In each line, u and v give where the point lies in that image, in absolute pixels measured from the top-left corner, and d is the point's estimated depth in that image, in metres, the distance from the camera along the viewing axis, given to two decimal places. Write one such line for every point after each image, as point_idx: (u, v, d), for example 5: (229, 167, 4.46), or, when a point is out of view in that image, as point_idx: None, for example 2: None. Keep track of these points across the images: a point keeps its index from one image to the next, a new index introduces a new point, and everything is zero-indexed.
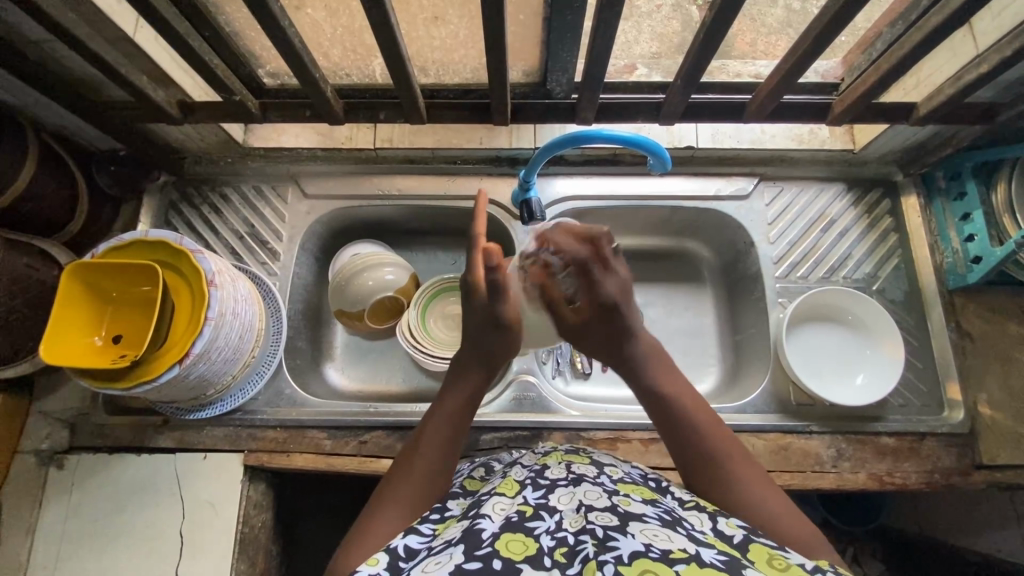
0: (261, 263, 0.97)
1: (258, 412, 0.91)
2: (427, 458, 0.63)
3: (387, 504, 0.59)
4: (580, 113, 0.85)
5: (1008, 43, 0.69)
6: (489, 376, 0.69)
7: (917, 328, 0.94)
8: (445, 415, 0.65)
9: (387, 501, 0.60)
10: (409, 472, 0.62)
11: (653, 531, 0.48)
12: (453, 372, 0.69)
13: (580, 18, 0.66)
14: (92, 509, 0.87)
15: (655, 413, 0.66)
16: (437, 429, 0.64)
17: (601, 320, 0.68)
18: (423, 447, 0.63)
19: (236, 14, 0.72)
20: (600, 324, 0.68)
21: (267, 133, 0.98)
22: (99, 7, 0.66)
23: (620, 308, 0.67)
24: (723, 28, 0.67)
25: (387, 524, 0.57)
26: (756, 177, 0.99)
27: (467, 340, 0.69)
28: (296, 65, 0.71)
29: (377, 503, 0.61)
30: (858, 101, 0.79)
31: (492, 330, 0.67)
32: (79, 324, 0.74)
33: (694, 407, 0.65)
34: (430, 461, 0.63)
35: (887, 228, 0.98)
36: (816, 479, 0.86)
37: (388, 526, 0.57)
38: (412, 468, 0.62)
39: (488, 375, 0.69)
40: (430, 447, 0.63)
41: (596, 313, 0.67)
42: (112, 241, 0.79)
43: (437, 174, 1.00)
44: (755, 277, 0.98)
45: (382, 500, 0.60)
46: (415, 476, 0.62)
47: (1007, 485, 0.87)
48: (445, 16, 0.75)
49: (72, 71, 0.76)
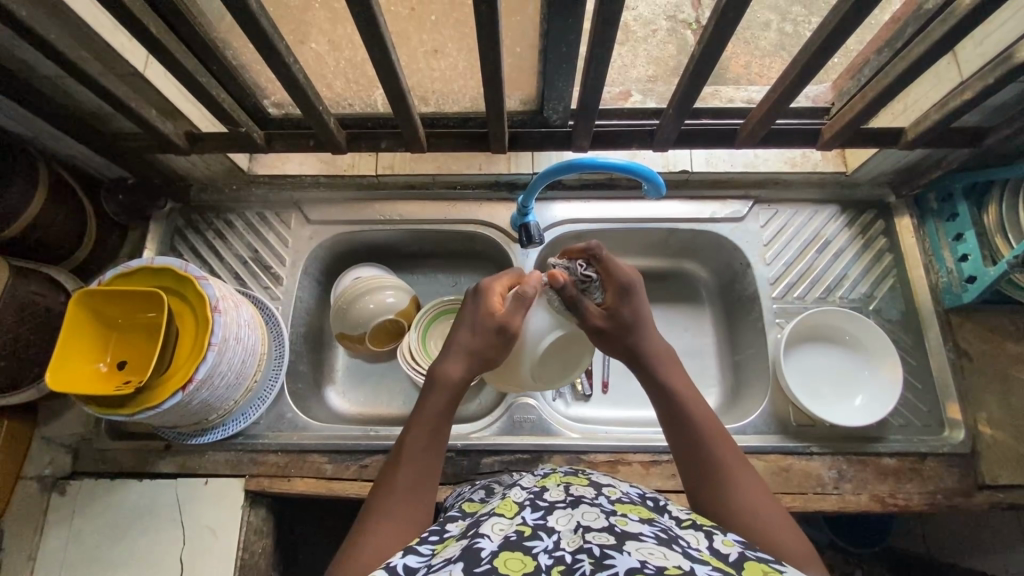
0: (264, 287, 0.99)
1: (259, 436, 0.91)
2: (413, 471, 0.61)
3: (377, 522, 0.58)
4: (577, 140, 0.87)
5: (989, 71, 0.71)
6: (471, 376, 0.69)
7: (915, 348, 0.94)
8: (426, 425, 0.64)
9: (375, 516, 0.59)
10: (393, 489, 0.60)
11: (649, 549, 0.48)
12: (432, 374, 0.68)
13: (574, 50, 0.68)
14: (93, 536, 0.87)
15: (670, 430, 0.65)
16: (420, 439, 0.63)
17: (624, 304, 0.72)
18: (406, 463, 0.62)
19: (242, 49, 0.75)
20: (624, 308, 0.72)
21: (271, 160, 1.01)
22: (112, 46, 0.69)
23: (636, 288, 0.73)
24: (712, 60, 0.70)
25: (382, 540, 0.56)
26: (751, 200, 1.01)
27: (457, 345, 0.69)
28: (300, 97, 0.74)
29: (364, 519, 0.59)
30: (848, 127, 0.81)
31: (495, 335, 0.69)
32: (86, 351, 0.75)
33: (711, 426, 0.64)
34: (415, 475, 0.61)
35: (882, 249, 0.99)
36: (818, 501, 0.86)
37: (384, 541, 0.56)
38: (398, 483, 0.61)
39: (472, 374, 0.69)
40: (413, 463, 0.62)
41: (619, 296, 0.72)
42: (119, 267, 0.80)
43: (438, 200, 1.02)
44: (752, 298, 0.99)
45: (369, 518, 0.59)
46: (402, 493, 0.60)
47: (1010, 505, 0.87)
48: (444, 49, 0.78)
49: (83, 104, 0.79)
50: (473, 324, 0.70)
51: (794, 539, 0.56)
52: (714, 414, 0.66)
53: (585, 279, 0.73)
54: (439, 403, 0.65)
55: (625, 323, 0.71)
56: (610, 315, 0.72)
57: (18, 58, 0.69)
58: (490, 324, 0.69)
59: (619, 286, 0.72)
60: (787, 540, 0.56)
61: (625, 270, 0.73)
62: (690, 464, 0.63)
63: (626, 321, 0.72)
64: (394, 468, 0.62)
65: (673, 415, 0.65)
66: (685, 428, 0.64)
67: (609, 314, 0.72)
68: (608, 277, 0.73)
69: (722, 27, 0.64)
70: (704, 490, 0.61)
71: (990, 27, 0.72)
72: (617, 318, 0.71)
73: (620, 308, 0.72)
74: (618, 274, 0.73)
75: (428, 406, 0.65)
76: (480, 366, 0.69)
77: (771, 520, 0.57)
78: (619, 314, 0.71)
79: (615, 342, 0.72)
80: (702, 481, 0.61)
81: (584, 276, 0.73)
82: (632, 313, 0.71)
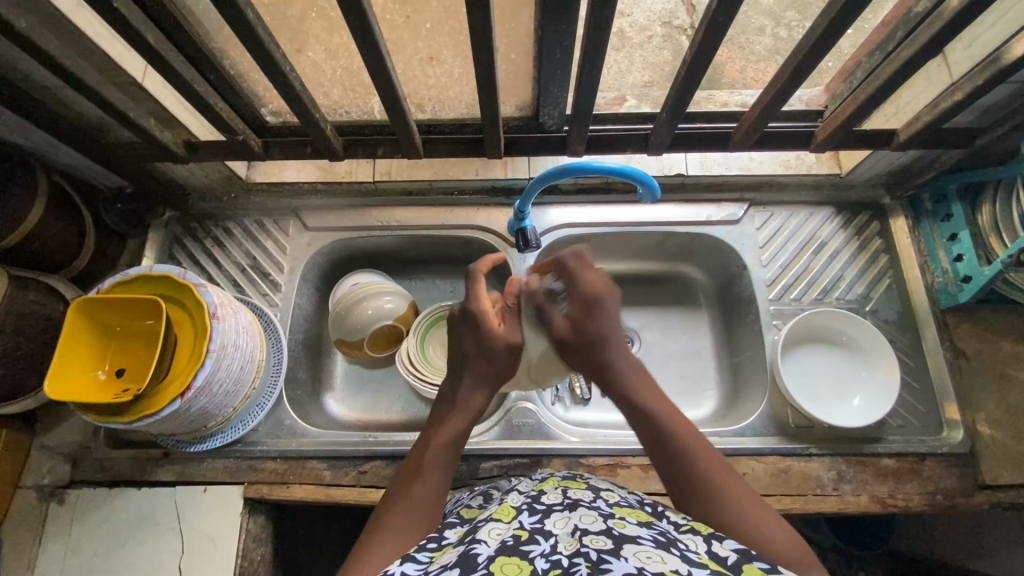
0: (262, 294, 0.99)
1: (258, 442, 0.91)
2: (427, 485, 0.63)
3: (391, 527, 0.59)
4: (571, 145, 0.88)
5: (980, 72, 0.72)
6: (490, 397, 0.72)
7: (913, 348, 0.94)
8: (446, 443, 0.67)
9: (386, 524, 0.60)
10: (410, 498, 0.62)
11: (646, 553, 0.48)
12: (454, 396, 0.71)
13: (567, 56, 0.69)
14: (91, 545, 0.86)
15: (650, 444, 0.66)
16: (436, 458, 0.66)
17: (590, 319, 0.69)
18: (424, 473, 0.64)
19: (240, 58, 0.76)
20: (588, 327, 0.69)
21: (269, 167, 1.02)
22: (109, 56, 0.69)
23: (604, 303, 0.69)
24: (703, 65, 0.70)
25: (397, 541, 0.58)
26: (746, 202, 1.02)
27: (471, 369, 0.71)
28: (297, 105, 0.74)
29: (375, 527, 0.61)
30: (841, 129, 0.81)
31: (507, 352, 0.71)
32: (84, 359, 0.75)
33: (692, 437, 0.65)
34: (429, 491, 0.63)
35: (877, 250, 0.99)
36: (818, 503, 0.86)
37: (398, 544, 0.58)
38: (413, 494, 0.63)
39: (490, 395, 0.72)
40: (433, 471, 0.65)
41: (584, 311, 0.69)
42: (118, 275, 0.81)
43: (435, 206, 1.02)
44: (749, 301, 0.99)
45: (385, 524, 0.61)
46: (419, 501, 0.62)
47: (1010, 505, 0.87)
48: (440, 56, 0.79)
49: (81, 113, 0.79)
50: (483, 347, 0.71)
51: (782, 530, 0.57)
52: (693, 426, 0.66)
53: (554, 291, 0.73)
54: (460, 424, 0.69)
55: (586, 339, 0.68)
56: (574, 329, 0.69)
57: (17, 70, 0.70)
58: (499, 346, 0.71)
59: (585, 299, 0.69)
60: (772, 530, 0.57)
61: (592, 282, 0.70)
62: (668, 473, 0.64)
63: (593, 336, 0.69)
64: (409, 481, 0.64)
65: (646, 426, 0.66)
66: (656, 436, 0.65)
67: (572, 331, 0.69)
68: (575, 289, 0.70)
69: (713, 32, 0.65)
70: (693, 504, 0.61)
71: (979, 29, 0.72)
72: (582, 332, 0.69)
73: (585, 323, 0.69)
74: (584, 286, 0.70)
75: (446, 428, 0.68)
76: (498, 383, 0.73)
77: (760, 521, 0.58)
78: (583, 330, 0.68)
79: (576, 357, 0.70)
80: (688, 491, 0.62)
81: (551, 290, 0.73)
82: (596, 331, 0.68)
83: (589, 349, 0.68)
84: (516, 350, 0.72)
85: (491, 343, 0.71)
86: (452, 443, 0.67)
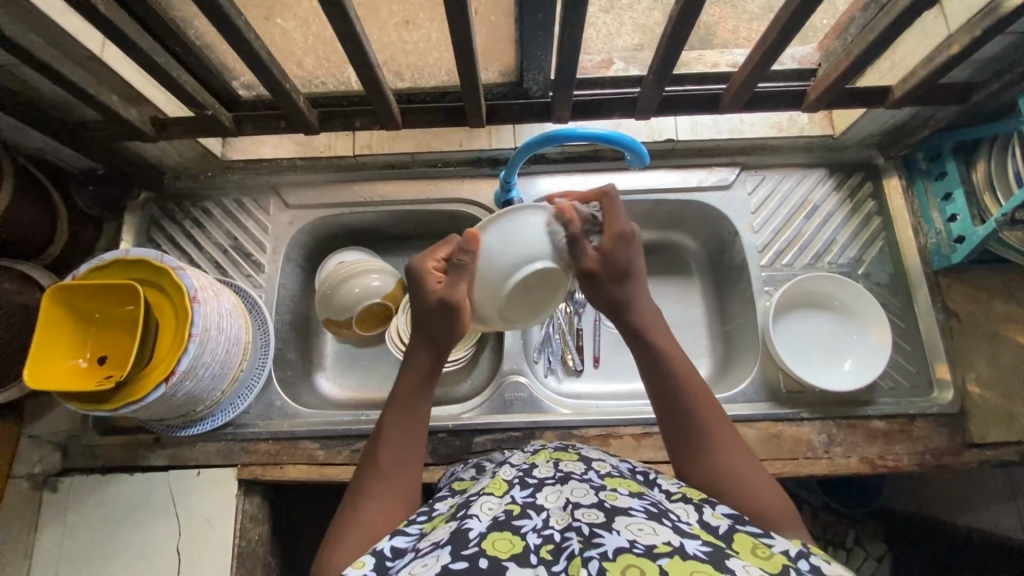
0: (245, 276, 0.97)
1: (249, 424, 0.91)
2: (394, 450, 0.63)
3: (366, 498, 0.59)
4: (556, 111, 0.85)
5: (977, 23, 0.69)
6: (439, 359, 0.68)
7: (903, 310, 0.94)
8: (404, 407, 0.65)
9: (364, 496, 0.60)
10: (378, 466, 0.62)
11: (638, 525, 0.48)
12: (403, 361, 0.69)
13: (549, 17, 0.66)
14: (88, 530, 0.86)
15: (658, 400, 0.65)
16: (398, 420, 0.65)
17: (621, 250, 0.67)
18: (387, 440, 0.63)
19: (203, 27, 0.72)
20: (621, 258, 0.67)
21: (246, 144, 0.98)
22: (63, 28, 0.66)
23: (637, 244, 0.69)
24: (691, 24, 0.67)
25: (367, 519, 0.58)
26: (737, 167, 0.99)
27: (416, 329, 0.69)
28: (266, 77, 0.71)
29: (351, 502, 0.60)
30: (833, 87, 0.79)
31: (443, 312, 0.66)
32: (62, 346, 0.74)
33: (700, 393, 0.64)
34: (396, 455, 0.63)
35: (870, 212, 0.98)
36: (808, 466, 0.86)
37: (372, 520, 0.58)
38: (380, 462, 0.62)
39: (439, 355, 0.68)
40: (397, 437, 0.64)
41: (617, 244, 0.67)
42: (92, 261, 0.78)
43: (419, 179, 1.00)
44: (741, 267, 0.98)
45: (358, 495, 0.60)
46: (389, 468, 0.62)
47: (999, 463, 0.87)
48: (416, 20, 0.76)
49: (41, 91, 0.76)
50: (424, 309, 0.67)
51: (776, 497, 0.58)
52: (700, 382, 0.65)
53: (590, 220, 0.69)
54: (411, 385, 0.66)
55: (615, 269, 0.67)
56: (606, 260, 0.67)
57: None
58: (434, 303, 0.66)
59: (620, 232, 0.67)
60: (763, 498, 0.58)
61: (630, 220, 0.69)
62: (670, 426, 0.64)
63: (621, 269, 0.68)
64: (376, 450, 0.63)
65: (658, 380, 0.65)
66: (672, 396, 0.64)
67: (603, 262, 0.67)
68: (611, 221, 0.68)
69: None
70: (690, 457, 0.62)
71: None
72: (612, 265, 0.67)
73: (618, 256, 0.67)
74: (622, 221, 0.68)
75: (402, 389, 0.66)
76: (444, 346, 0.68)
77: (750, 482, 0.59)
78: (617, 260, 0.67)
79: (606, 289, 0.68)
80: (684, 444, 0.63)
81: (589, 218, 0.69)
82: (628, 264, 0.68)
83: (617, 283, 0.68)
84: (449, 309, 0.66)
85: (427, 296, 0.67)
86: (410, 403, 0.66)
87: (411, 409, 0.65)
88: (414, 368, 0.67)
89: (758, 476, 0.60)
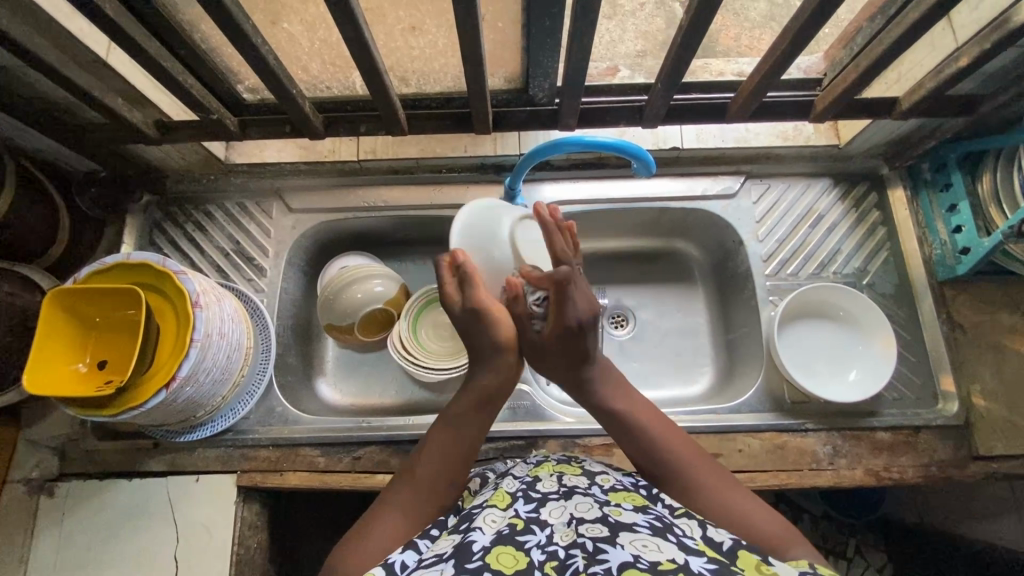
0: (248, 280, 0.96)
1: (250, 431, 0.90)
2: (433, 463, 0.63)
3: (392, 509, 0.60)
4: (563, 117, 0.84)
5: (986, 36, 0.69)
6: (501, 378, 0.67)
7: (908, 321, 0.94)
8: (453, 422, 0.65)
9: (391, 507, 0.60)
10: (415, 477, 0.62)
11: (642, 541, 0.48)
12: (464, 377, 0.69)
13: (557, 23, 0.65)
14: (84, 538, 0.85)
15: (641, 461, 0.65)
16: (444, 436, 0.64)
17: (564, 344, 0.65)
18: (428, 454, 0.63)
19: (209, 31, 0.72)
20: (566, 346, 0.66)
21: (249, 148, 0.98)
22: (69, 31, 0.65)
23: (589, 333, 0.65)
24: (700, 34, 0.67)
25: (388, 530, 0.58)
26: (743, 175, 0.99)
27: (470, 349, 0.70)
28: (273, 82, 0.71)
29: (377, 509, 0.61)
30: (841, 97, 0.79)
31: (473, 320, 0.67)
32: (62, 350, 0.73)
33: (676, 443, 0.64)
34: (435, 470, 0.62)
35: (875, 222, 0.98)
36: (813, 477, 0.86)
37: (393, 532, 0.57)
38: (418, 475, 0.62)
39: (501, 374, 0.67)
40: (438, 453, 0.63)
41: (559, 336, 0.65)
42: (94, 265, 0.77)
43: (424, 184, 0.99)
44: (745, 276, 0.98)
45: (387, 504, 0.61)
46: (424, 482, 0.61)
47: (1004, 475, 0.87)
48: (423, 26, 0.75)
49: (44, 93, 0.75)
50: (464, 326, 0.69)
51: (774, 524, 0.58)
52: (676, 432, 0.66)
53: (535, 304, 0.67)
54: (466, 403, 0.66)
55: (562, 355, 0.67)
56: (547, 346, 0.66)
57: None
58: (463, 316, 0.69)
59: (562, 325, 0.64)
60: (763, 529, 0.57)
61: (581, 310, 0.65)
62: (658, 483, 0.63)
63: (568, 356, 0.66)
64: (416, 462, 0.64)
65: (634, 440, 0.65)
66: (651, 453, 0.64)
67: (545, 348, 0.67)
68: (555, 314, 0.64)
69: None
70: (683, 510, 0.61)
71: None
72: (557, 351, 0.66)
73: (558, 343, 0.66)
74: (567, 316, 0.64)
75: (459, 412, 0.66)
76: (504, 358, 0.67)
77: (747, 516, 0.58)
78: (558, 348, 0.66)
79: (555, 369, 0.68)
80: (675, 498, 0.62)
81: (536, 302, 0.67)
82: (572, 352, 0.66)
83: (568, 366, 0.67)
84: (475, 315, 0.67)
85: (495, 330, 0.67)
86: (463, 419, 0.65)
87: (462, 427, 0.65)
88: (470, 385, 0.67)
89: (755, 507, 0.59)
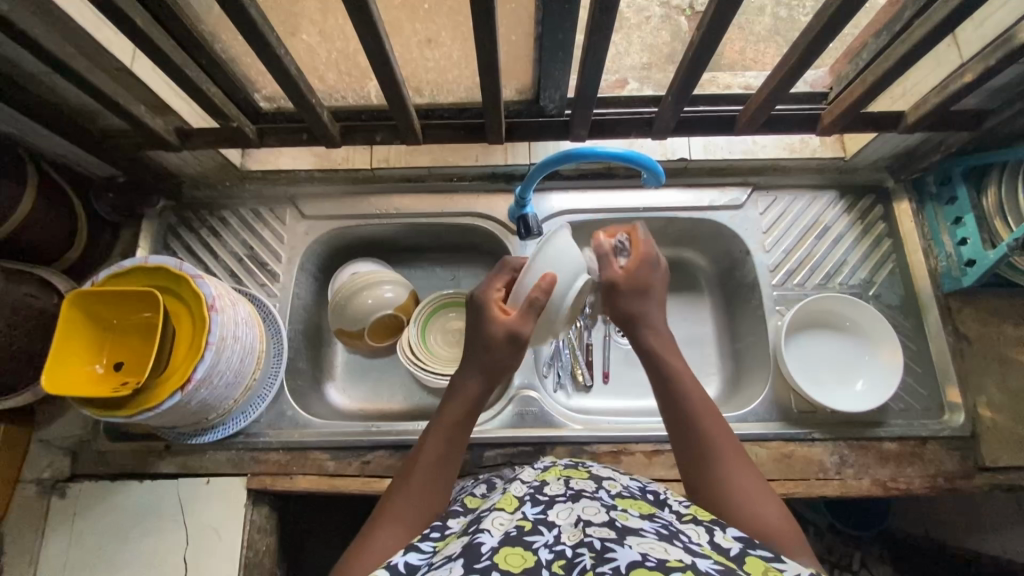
0: (260, 285, 0.98)
1: (260, 434, 0.91)
2: (424, 474, 0.63)
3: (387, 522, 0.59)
4: (574, 128, 0.86)
5: (991, 53, 0.70)
6: (487, 387, 0.68)
7: (914, 332, 0.95)
8: (442, 430, 0.65)
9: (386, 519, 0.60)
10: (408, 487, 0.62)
11: (649, 543, 0.49)
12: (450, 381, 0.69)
13: (571, 36, 0.67)
14: (94, 537, 0.86)
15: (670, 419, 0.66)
16: (434, 445, 0.64)
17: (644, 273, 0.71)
18: (419, 465, 0.63)
19: (230, 41, 0.74)
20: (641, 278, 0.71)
21: (264, 156, 1.00)
22: (96, 40, 0.67)
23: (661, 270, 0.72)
24: (710, 49, 0.69)
25: (387, 543, 0.58)
26: (749, 187, 1.00)
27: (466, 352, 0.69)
28: (293, 91, 0.72)
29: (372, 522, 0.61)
30: (847, 111, 0.80)
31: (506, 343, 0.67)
32: (80, 351, 0.74)
33: (708, 413, 0.65)
34: (427, 479, 0.62)
35: (881, 234, 0.99)
36: (820, 486, 0.86)
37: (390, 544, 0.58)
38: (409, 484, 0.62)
39: (488, 385, 0.68)
40: (429, 462, 0.63)
41: (642, 264, 0.71)
42: (112, 267, 0.79)
43: (435, 193, 1.01)
44: (752, 286, 0.99)
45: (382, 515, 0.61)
46: (417, 491, 0.62)
47: (1010, 487, 0.87)
48: (439, 38, 0.77)
49: (68, 99, 0.77)
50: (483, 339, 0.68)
51: (783, 518, 0.58)
52: (711, 404, 0.67)
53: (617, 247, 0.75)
54: (456, 411, 0.66)
55: (636, 289, 0.71)
56: (628, 278, 0.71)
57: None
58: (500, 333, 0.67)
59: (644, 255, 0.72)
60: (771, 516, 0.58)
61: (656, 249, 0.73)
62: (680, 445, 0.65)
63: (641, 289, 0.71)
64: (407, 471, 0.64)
65: (668, 398, 0.67)
66: (681, 414, 0.65)
67: (626, 278, 0.71)
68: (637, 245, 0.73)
69: (720, 15, 0.63)
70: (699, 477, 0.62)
71: (991, 8, 0.71)
72: (635, 282, 0.71)
73: (639, 274, 0.71)
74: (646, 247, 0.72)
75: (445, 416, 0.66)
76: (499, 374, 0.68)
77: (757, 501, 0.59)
78: (638, 277, 0.71)
79: (619, 303, 0.71)
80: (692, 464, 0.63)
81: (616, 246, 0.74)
82: (647, 284, 0.71)
83: (639, 297, 0.70)
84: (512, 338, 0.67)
85: (511, 355, 0.67)
86: (452, 428, 0.65)
87: (452, 435, 0.65)
88: (459, 393, 0.67)
89: (766, 495, 0.60)
